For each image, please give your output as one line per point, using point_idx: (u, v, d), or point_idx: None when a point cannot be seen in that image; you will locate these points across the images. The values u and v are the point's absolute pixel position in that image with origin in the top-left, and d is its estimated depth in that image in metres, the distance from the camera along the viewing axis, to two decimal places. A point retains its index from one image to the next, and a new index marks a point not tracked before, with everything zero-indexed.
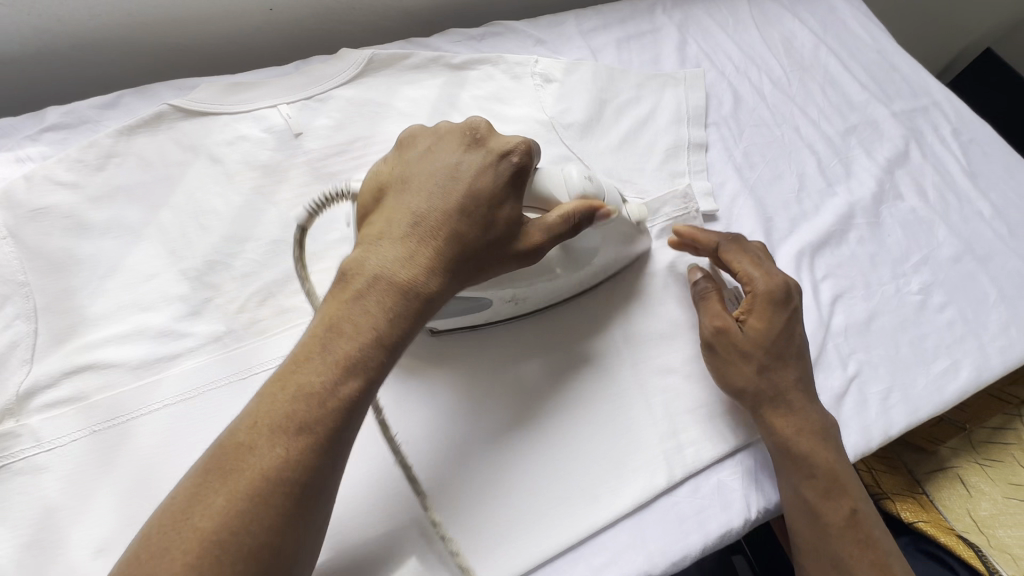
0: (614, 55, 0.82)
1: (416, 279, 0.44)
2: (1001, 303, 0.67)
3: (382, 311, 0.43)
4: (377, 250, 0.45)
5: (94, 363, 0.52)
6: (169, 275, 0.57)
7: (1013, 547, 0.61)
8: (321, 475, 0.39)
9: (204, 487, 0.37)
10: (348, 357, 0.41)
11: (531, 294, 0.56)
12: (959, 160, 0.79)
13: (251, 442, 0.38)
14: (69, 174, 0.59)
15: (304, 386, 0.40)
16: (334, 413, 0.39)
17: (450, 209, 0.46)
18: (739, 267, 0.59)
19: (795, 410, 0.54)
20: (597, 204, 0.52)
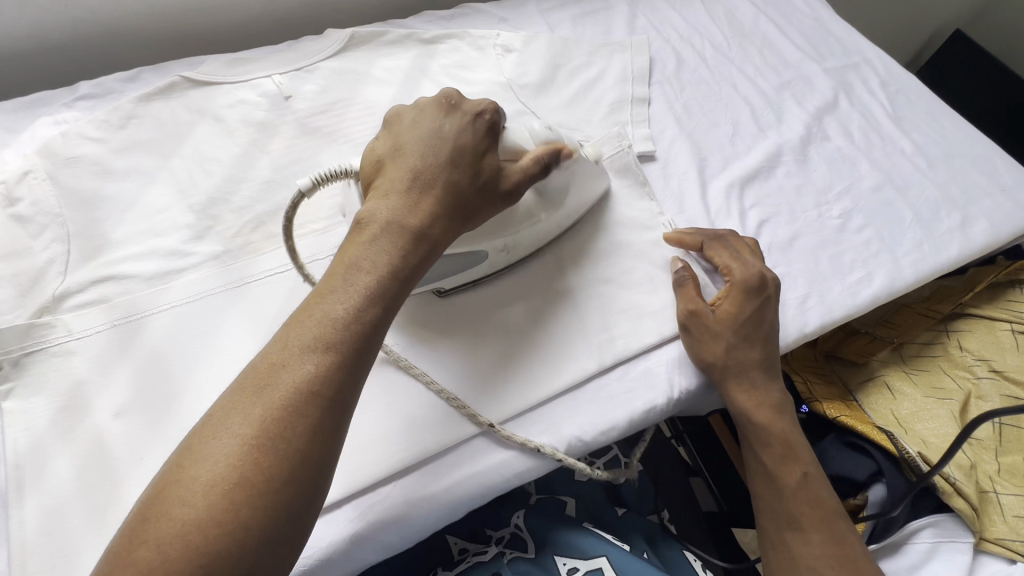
0: (569, 29, 0.92)
1: (419, 223, 0.50)
2: (916, 224, 0.74)
3: (394, 249, 0.48)
4: (386, 203, 0.50)
5: (115, 274, 0.62)
6: (178, 209, 0.68)
7: (927, 437, 0.66)
8: (344, 390, 0.43)
9: (239, 402, 0.40)
10: (366, 289, 0.46)
11: (522, 240, 0.63)
12: (885, 107, 0.87)
13: (282, 360, 0.42)
14: (97, 131, 0.69)
15: (327, 311, 0.44)
16: (355, 333, 0.44)
17: (443, 162, 0.53)
18: (719, 261, 0.65)
19: (734, 310, 0.61)
20: (561, 145, 0.61)
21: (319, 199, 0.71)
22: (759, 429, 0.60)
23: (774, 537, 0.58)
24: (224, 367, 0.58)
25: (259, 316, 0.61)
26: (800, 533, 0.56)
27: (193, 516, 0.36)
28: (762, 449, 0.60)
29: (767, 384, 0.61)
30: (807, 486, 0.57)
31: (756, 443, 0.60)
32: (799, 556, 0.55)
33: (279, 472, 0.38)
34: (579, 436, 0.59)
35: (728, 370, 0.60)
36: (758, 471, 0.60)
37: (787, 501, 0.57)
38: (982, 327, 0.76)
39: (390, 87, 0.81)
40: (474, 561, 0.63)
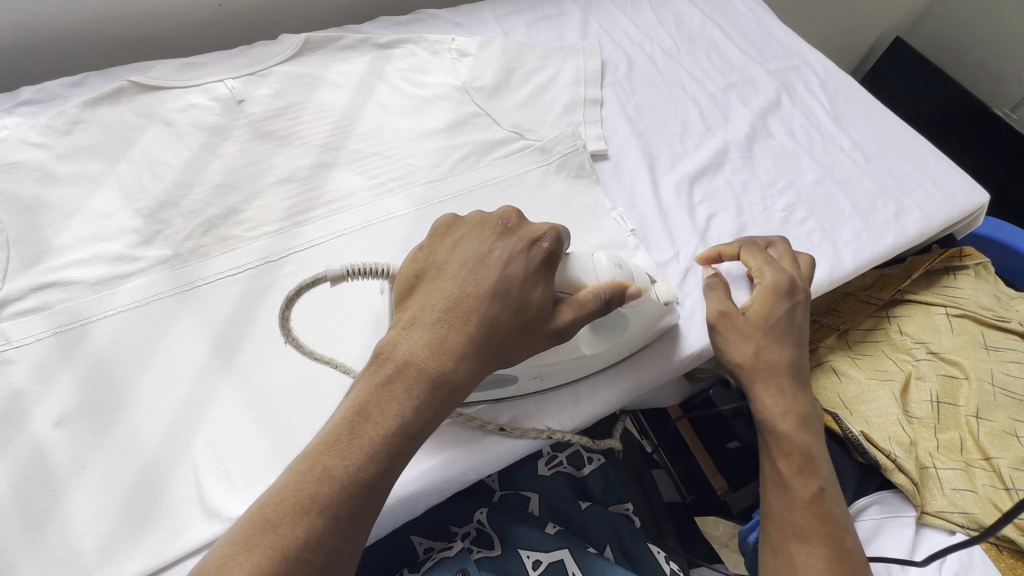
0: (524, 34, 0.95)
1: (444, 370, 0.47)
2: (855, 215, 0.78)
3: (410, 400, 0.45)
4: (410, 335, 0.47)
5: (57, 281, 0.61)
6: (125, 214, 0.67)
7: (871, 417, 0.69)
8: (334, 559, 0.40)
9: (224, 563, 0.38)
10: (372, 444, 0.43)
11: (558, 371, 0.59)
12: (825, 106, 0.91)
13: (277, 519, 0.39)
14: (40, 137, 0.68)
15: (329, 468, 0.41)
16: (354, 498, 0.41)
17: (483, 293, 0.49)
18: (753, 264, 0.66)
19: (768, 316, 0.62)
20: (628, 286, 0.55)
21: (271, 200, 0.71)
22: (772, 437, 0.59)
23: (779, 545, 0.56)
24: (173, 373, 0.57)
25: (211, 319, 0.60)
26: (804, 544, 0.55)
27: None
28: (780, 457, 0.58)
29: (787, 392, 0.60)
30: (819, 502, 0.56)
31: (774, 446, 0.59)
32: (801, 568, 0.54)
33: None
34: (546, 425, 0.60)
35: (757, 369, 0.60)
36: (771, 481, 0.59)
37: (797, 514, 0.56)
38: (920, 312, 0.80)
39: (345, 91, 0.81)
40: (437, 556, 0.62)
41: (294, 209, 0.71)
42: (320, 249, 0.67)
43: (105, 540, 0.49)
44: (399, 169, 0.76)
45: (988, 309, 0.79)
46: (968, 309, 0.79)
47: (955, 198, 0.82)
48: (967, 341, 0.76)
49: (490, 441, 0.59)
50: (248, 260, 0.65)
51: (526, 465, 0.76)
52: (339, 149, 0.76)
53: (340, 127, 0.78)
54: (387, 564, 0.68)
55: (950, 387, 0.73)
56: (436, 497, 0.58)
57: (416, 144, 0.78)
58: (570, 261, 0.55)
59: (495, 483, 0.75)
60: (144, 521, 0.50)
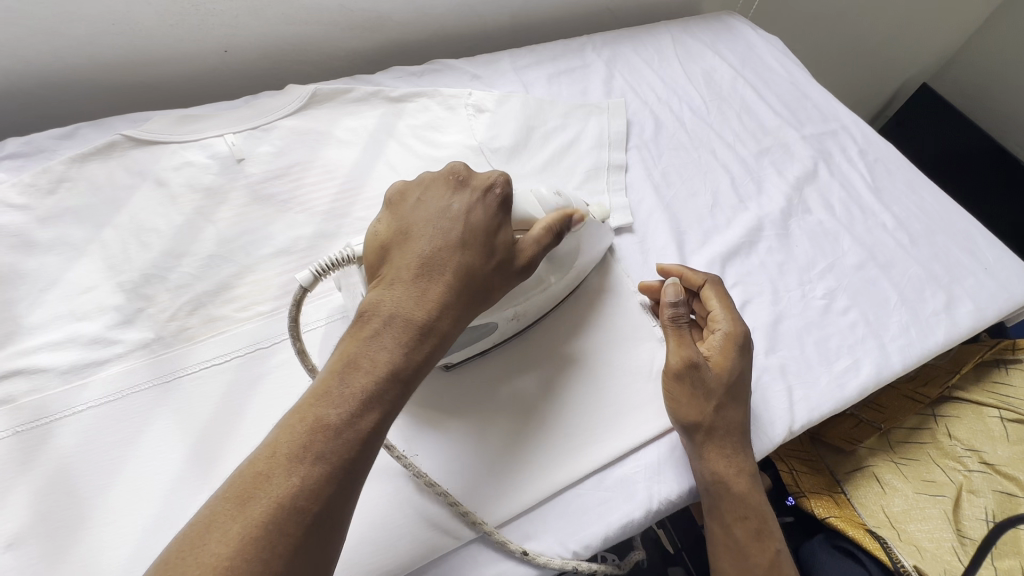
0: (544, 87, 0.90)
1: (428, 314, 0.46)
2: (902, 305, 0.72)
3: (398, 345, 0.44)
4: (390, 291, 0.47)
5: (23, 368, 0.55)
6: (106, 288, 0.61)
7: (921, 541, 0.62)
8: (336, 505, 0.39)
9: (216, 519, 0.36)
10: (365, 390, 0.42)
11: (531, 307, 0.60)
12: (864, 177, 0.85)
13: (270, 470, 0.38)
14: (20, 198, 0.63)
15: (322, 417, 0.40)
16: (351, 443, 0.40)
17: (455, 245, 0.49)
18: (712, 308, 0.62)
19: (730, 371, 0.58)
20: (572, 210, 0.59)
21: (266, 274, 0.65)
22: (727, 502, 0.55)
23: None
24: (143, 483, 0.51)
25: (190, 419, 0.54)
26: None
27: None
28: (735, 522, 0.55)
29: (742, 460, 0.56)
30: (777, 569, 0.54)
31: (728, 515, 0.55)
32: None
33: None
34: (561, 552, 0.52)
35: (713, 429, 0.56)
36: (724, 544, 0.56)
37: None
38: (970, 414, 0.73)
39: (352, 149, 0.76)
40: None
41: (291, 285, 0.65)
42: (316, 333, 0.61)
43: None
44: None
45: None
46: None
47: (1009, 288, 0.75)
48: None
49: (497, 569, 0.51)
50: (235, 347, 0.59)
51: None
52: (344, 216, 0.71)
53: (345, 191, 0.73)
54: None
55: (1007, 506, 0.66)
56: None
57: None
58: (520, 204, 0.55)
59: None
60: None
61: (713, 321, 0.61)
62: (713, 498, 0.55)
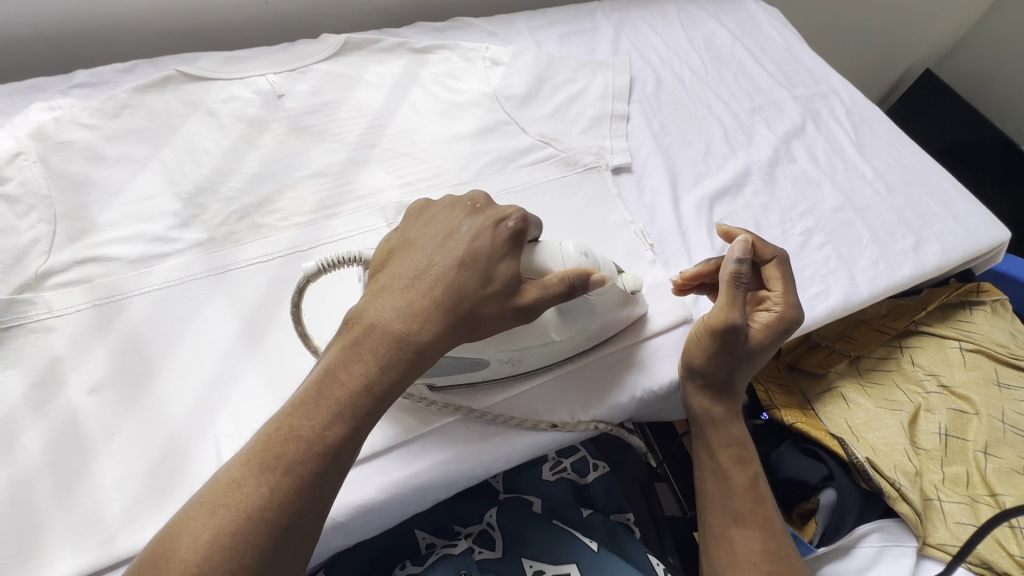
0: (556, 46, 0.97)
1: (411, 332, 0.48)
2: (873, 243, 0.79)
3: (375, 361, 0.47)
4: (381, 305, 0.49)
5: (98, 256, 0.64)
6: (165, 197, 0.70)
7: (878, 445, 0.69)
8: (298, 515, 0.41)
9: (190, 518, 0.40)
10: (340, 403, 0.45)
11: (529, 356, 0.59)
12: (849, 134, 0.92)
13: (242, 479, 0.41)
14: (91, 118, 0.72)
15: (296, 429, 0.43)
16: (318, 458, 0.43)
17: (451, 266, 0.51)
18: (776, 287, 0.64)
19: (759, 344, 0.63)
20: (593, 271, 0.53)
21: (304, 192, 0.73)
22: (715, 431, 0.65)
23: (719, 530, 0.62)
24: (203, 351, 0.60)
25: (240, 303, 0.63)
26: (746, 530, 0.61)
27: None
28: (720, 450, 0.65)
29: (726, 397, 0.65)
30: (755, 489, 0.63)
31: (713, 442, 0.65)
32: (740, 552, 0.60)
33: None
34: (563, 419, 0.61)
35: (715, 383, 0.64)
36: (709, 470, 0.65)
37: (737, 499, 0.62)
38: (933, 345, 0.80)
39: (380, 91, 0.84)
40: (442, 552, 0.64)
41: (325, 202, 0.73)
42: (346, 242, 0.69)
43: (129, 506, 0.51)
44: (428, 170, 0.78)
45: (1004, 346, 0.80)
46: (981, 345, 0.79)
47: (975, 233, 0.82)
48: (979, 377, 0.76)
49: (501, 444, 0.60)
50: (278, 249, 0.67)
51: (530, 470, 0.76)
52: (372, 147, 0.79)
53: (374, 126, 0.81)
54: (389, 556, 0.69)
55: (959, 421, 0.73)
56: (445, 490, 0.59)
57: (445, 147, 0.80)
58: (536, 248, 0.54)
59: (501, 485, 0.75)
60: (165, 489, 0.52)
61: (775, 302, 0.64)
62: (700, 427, 0.66)
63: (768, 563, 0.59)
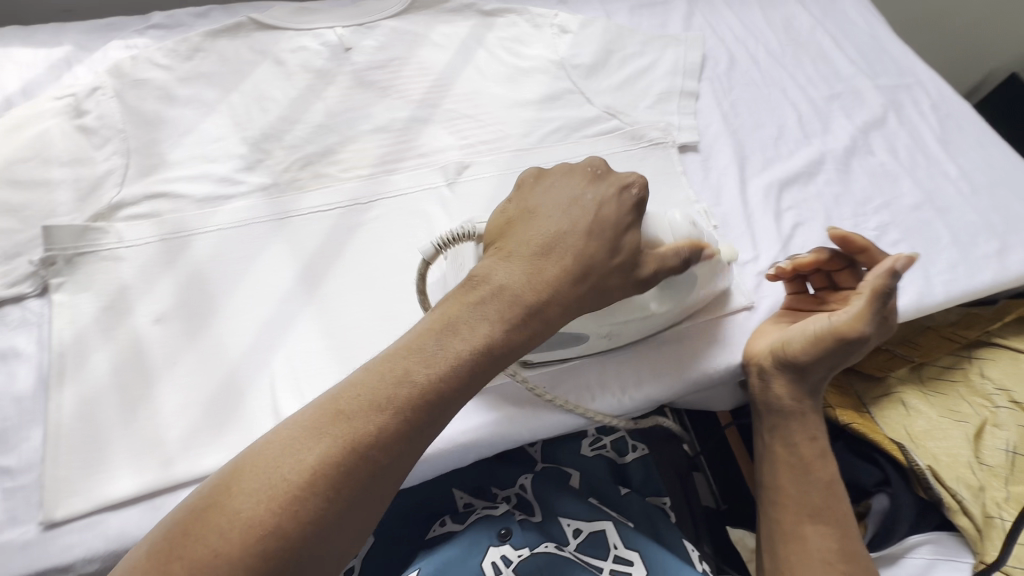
0: (626, 18, 0.94)
1: (533, 297, 0.49)
2: (953, 245, 0.74)
3: (497, 322, 0.48)
4: (508, 265, 0.50)
5: (167, 192, 0.65)
6: (233, 140, 0.71)
7: (940, 456, 0.66)
8: (395, 460, 0.42)
9: (296, 443, 0.40)
10: (455, 358, 0.45)
11: (626, 329, 0.59)
12: (934, 129, 0.86)
13: (352, 411, 0.42)
14: (165, 59, 0.73)
15: (410, 373, 0.44)
16: (426, 409, 0.44)
17: (577, 236, 0.52)
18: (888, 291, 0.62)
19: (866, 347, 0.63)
20: (703, 245, 0.56)
21: (366, 146, 0.73)
22: (795, 424, 0.64)
23: (791, 529, 0.59)
24: (264, 292, 0.60)
25: (299, 249, 0.63)
26: (819, 527, 0.58)
27: (218, 550, 0.36)
28: (801, 441, 0.63)
29: (808, 389, 0.64)
30: (834, 487, 0.60)
31: (794, 435, 0.63)
32: (813, 549, 0.57)
33: (302, 532, 0.38)
34: (609, 399, 0.61)
35: (810, 381, 0.63)
36: (786, 462, 0.63)
37: (814, 495, 0.60)
38: (1006, 358, 0.74)
39: (446, 52, 0.83)
40: (482, 512, 0.65)
41: (386, 157, 0.73)
42: (406, 197, 0.69)
43: (188, 432, 0.52)
44: (489, 134, 0.77)
45: None
46: None
47: None
48: None
49: (552, 414, 0.60)
50: (339, 199, 0.67)
51: (569, 443, 0.77)
52: (434, 107, 0.78)
53: (438, 86, 0.80)
54: (426, 512, 0.70)
55: None
56: (489, 451, 0.60)
57: (508, 112, 0.79)
58: (650, 221, 0.55)
59: (539, 454, 0.75)
60: (223, 420, 0.53)
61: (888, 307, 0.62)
62: (785, 417, 0.64)
63: (844, 564, 0.56)
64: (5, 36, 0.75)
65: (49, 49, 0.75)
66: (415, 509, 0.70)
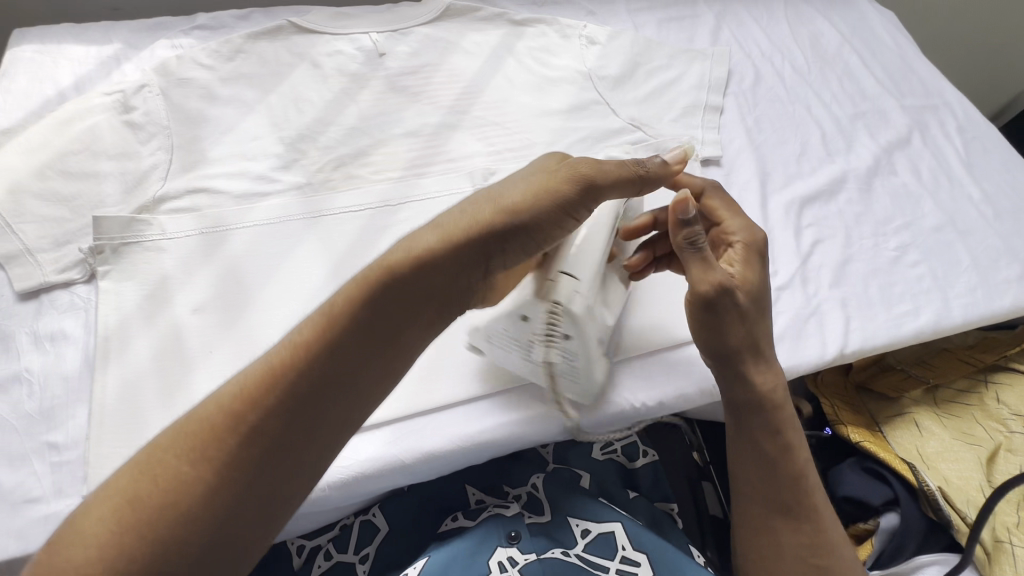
0: (653, 31, 0.95)
1: (433, 255, 0.47)
2: (973, 268, 0.74)
3: (384, 292, 0.46)
4: (416, 233, 0.48)
5: (207, 187, 0.68)
6: (270, 139, 0.73)
7: (952, 479, 0.66)
8: (274, 441, 0.41)
9: (175, 437, 0.40)
10: (338, 331, 0.44)
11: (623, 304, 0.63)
12: (958, 151, 0.86)
13: (228, 399, 0.41)
14: (208, 59, 0.76)
15: (290, 353, 0.43)
16: (304, 382, 0.42)
17: (500, 189, 0.50)
18: (727, 216, 0.61)
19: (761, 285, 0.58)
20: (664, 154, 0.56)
21: (397, 149, 0.75)
22: (760, 416, 0.57)
23: (759, 523, 0.56)
24: (297, 287, 0.63)
25: (331, 247, 0.66)
26: (792, 523, 0.55)
27: (89, 545, 0.36)
28: (762, 436, 0.57)
29: (758, 354, 0.57)
30: (804, 478, 0.56)
31: (763, 428, 0.57)
32: (783, 544, 0.55)
33: (172, 520, 0.37)
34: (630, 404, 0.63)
35: (753, 346, 0.57)
36: (750, 457, 0.57)
37: (784, 492, 0.56)
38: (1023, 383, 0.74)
39: (476, 60, 0.85)
40: (494, 510, 0.66)
41: (415, 161, 0.75)
42: (435, 201, 0.71)
43: None
44: (516, 141, 0.79)
45: None
46: None
47: None
48: None
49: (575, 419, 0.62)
50: (369, 201, 0.70)
51: (581, 445, 0.78)
52: (464, 114, 0.80)
53: (468, 93, 0.82)
54: (440, 506, 0.72)
55: None
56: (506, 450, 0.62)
57: (535, 121, 0.81)
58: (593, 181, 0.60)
59: (550, 454, 0.77)
60: None
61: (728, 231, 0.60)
62: (749, 410, 0.57)
63: (815, 556, 0.53)
64: (60, 33, 0.79)
65: (99, 46, 0.79)
66: (427, 504, 0.71)
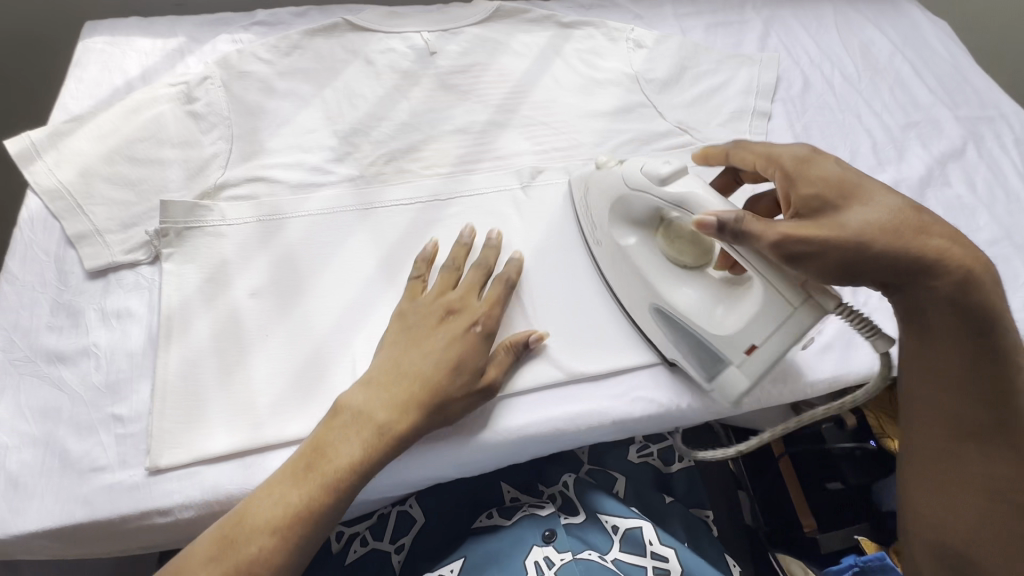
0: (700, 36, 0.95)
1: (390, 422, 0.53)
2: None
3: (365, 446, 0.52)
4: (370, 394, 0.54)
5: (265, 176, 0.70)
6: (325, 133, 0.75)
7: None
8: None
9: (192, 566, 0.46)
10: (327, 481, 0.50)
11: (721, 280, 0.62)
12: (1015, 164, 0.84)
13: (235, 536, 0.48)
14: (267, 54, 0.78)
15: (289, 499, 0.49)
16: (305, 524, 0.49)
17: (426, 369, 0.55)
18: (759, 153, 0.58)
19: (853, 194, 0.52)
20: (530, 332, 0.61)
21: (446, 146, 0.77)
22: (942, 317, 0.52)
23: (943, 451, 0.55)
24: (349, 275, 0.65)
25: (381, 238, 0.67)
26: (981, 449, 0.54)
27: None
28: (940, 344, 0.53)
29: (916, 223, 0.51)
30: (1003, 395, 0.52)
31: (948, 334, 0.52)
32: (973, 468, 0.54)
33: None
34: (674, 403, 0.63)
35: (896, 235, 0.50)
36: (935, 376, 0.54)
37: (977, 416, 0.53)
38: None
39: (525, 60, 0.86)
40: (528, 510, 0.65)
41: (464, 157, 0.77)
42: (484, 197, 0.72)
43: (276, 400, 0.57)
44: (563, 141, 0.80)
45: None
46: None
47: None
48: None
49: (621, 416, 0.62)
50: (420, 195, 0.71)
51: (617, 448, 0.77)
52: (512, 113, 0.81)
53: (516, 93, 0.83)
54: (473, 499, 0.71)
55: None
56: (548, 446, 0.62)
57: (582, 122, 0.82)
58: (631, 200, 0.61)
59: (585, 455, 0.76)
60: (309, 390, 0.58)
61: (771, 161, 0.57)
62: (942, 308, 0.51)
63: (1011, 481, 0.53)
64: (129, 26, 0.83)
65: (165, 39, 0.82)
66: (465, 498, 0.71)
